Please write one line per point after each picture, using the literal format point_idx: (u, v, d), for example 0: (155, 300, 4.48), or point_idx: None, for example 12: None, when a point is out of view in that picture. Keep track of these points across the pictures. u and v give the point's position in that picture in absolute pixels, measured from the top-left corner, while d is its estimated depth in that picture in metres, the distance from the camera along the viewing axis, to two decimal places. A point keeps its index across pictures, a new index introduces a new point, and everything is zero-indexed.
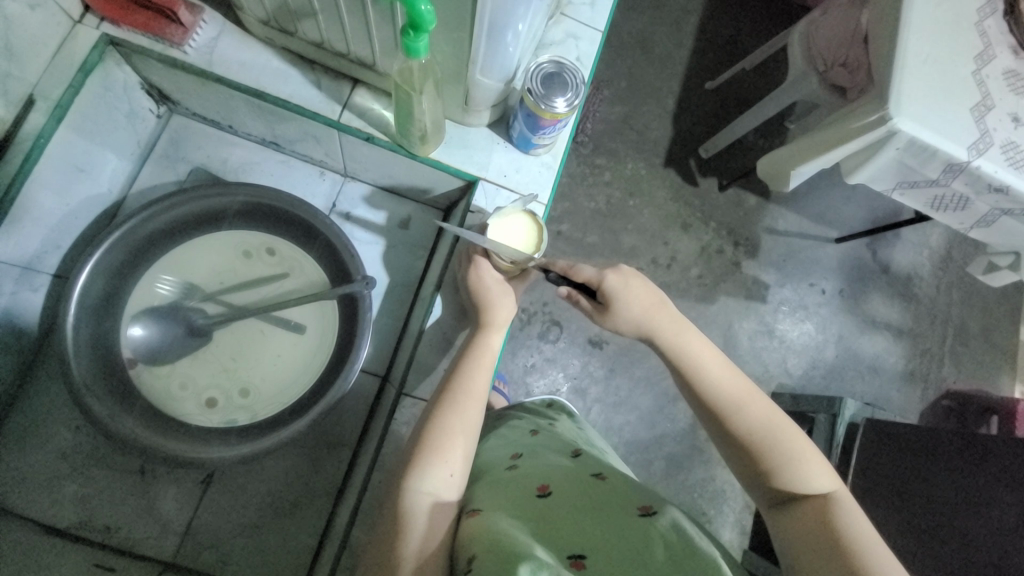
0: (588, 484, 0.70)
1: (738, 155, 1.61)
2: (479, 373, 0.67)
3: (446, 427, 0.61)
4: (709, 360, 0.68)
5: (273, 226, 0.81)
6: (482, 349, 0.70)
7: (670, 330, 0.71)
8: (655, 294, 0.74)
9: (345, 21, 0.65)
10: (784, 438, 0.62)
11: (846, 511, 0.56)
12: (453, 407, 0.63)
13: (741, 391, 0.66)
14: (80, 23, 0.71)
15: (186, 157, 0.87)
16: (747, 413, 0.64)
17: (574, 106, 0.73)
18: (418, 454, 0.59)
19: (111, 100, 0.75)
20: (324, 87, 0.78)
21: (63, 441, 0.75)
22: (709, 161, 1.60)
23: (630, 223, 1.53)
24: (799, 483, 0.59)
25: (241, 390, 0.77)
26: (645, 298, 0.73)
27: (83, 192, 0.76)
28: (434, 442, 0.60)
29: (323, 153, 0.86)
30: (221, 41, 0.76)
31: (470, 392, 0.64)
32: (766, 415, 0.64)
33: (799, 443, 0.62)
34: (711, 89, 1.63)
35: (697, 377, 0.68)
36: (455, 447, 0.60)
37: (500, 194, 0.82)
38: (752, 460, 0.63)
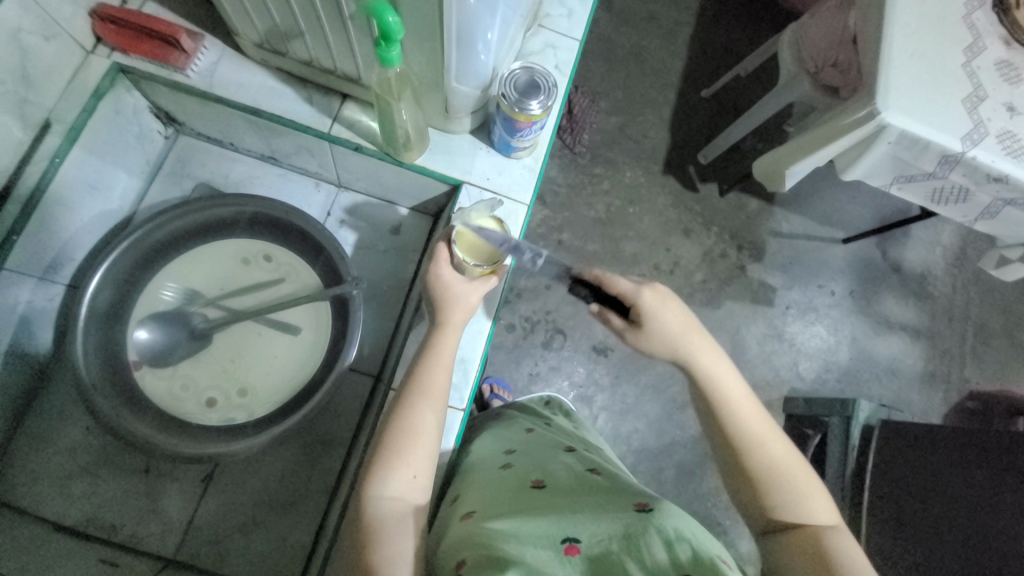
0: (581, 475, 0.70)
1: (736, 159, 1.62)
2: (438, 371, 0.66)
3: (405, 429, 0.61)
4: (738, 391, 0.65)
5: (270, 234, 0.85)
6: (438, 346, 0.69)
7: (702, 356, 0.67)
8: (688, 321, 0.69)
9: (329, 38, 0.70)
10: (799, 477, 0.60)
11: (849, 549, 0.55)
12: (411, 408, 0.62)
13: (764, 428, 0.63)
14: (93, 53, 0.77)
15: (192, 174, 0.93)
16: (765, 444, 0.62)
17: (548, 108, 0.76)
18: (381, 461, 0.59)
19: (122, 122, 0.81)
20: (315, 103, 0.83)
21: (75, 442, 0.79)
22: (708, 166, 1.62)
23: (631, 231, 1.55)
24: (802, 518, 0.58)
25: (239, 390, 0.81)
26: (681, 323, 0.68)
27: (96, 208, 0.82)
28: (393, 447, 0.60)
29: (317, 165, 0.91)
30: (221, 65, 0.82)
31: (427, 391, 0.64)
32: (783, 449, 0.62)
33: (811, 481, 0.61)
34: (706, 96, 1.66)
35: (723, 405, 0.64)
36: (418, 451, 0.60)
37: (482, 196, 0.86)
38: (755, 489, 0.61)
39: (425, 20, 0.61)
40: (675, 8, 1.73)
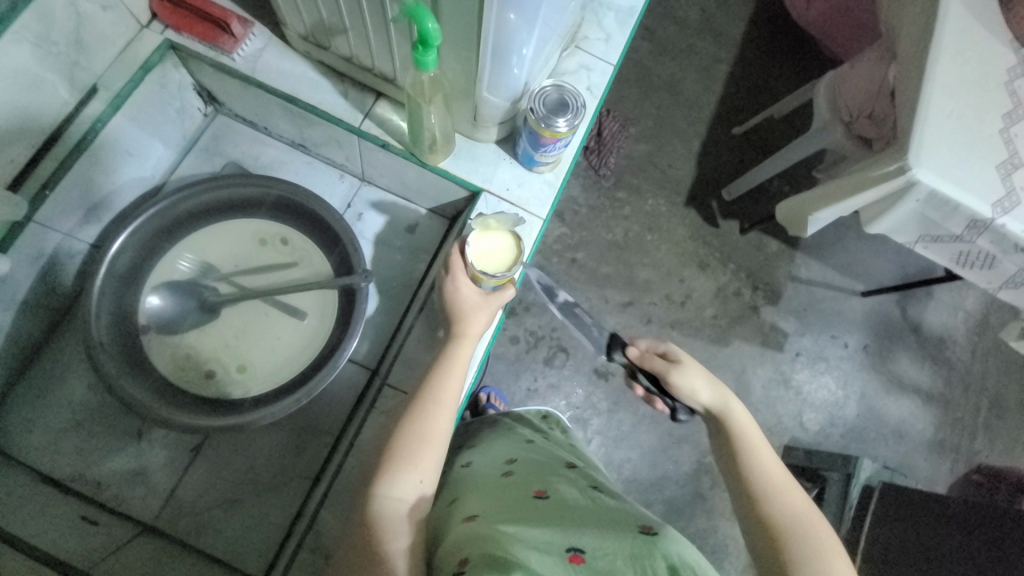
0: (586, 495, 0.67)
1: (760, 199, 1.62)
2: (452, 380, 0.69)
3: (416, 437, 0.63)
4: (757, 448, 0.67)
5: (290, 219, 0.87)
6: (455, 359, 0.71)
7: (718, 407, 0.71)
8: (723, 393, 0.71)
9: (370, 38, 0.73)
10: (823, 548, 0.57)
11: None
12: (425, 413, 0.65)
13: (783, 479, 0.63)
14: (146, 29, 0.81)
15: (223, 152, 0.96)
16: (782, 499, 0.62)
17: (574, 126, 0.77)
18: (389, 467, 0.61)
19: (166, 96, 0.85)
20: (349, 97, 0.85)
21: (75, 395, 0.81)
22: (732, 203, 1.61)
23: (647, 259, 1.54)
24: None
25: (238, 366, 0.82)
26: (705, 378, 0.73)
27: (129, 174, 0.85)
28: (404, 454, 0.61)
29: (344, 158, 0.93)
30: (266, 51, 0.85)
31: (441, 399, 0.66)
32: (805, 510, 0.61)
33: (838, 556, 0.57)
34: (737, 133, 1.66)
35: (742, 458, 0.66)
36: (427, 458, 0.62)
37: (500, 206, 0.86)
38: (775, 555, 0.58)
39: (463, 29, 0.63)
40: (714, 42, 1.74)
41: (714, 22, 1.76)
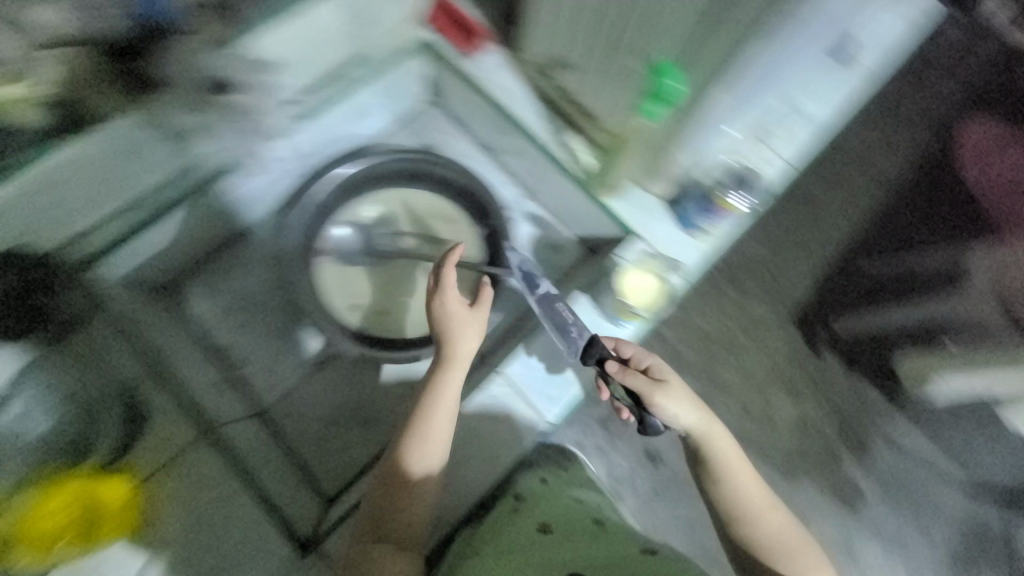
0: (612, 544, 0.72)
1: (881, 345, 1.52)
2: (441, 415, 0.74)
3: (398, 483, 0.72)
4: (777, 522, 0.79)
5: (462, 204, 0.99)
6: (438, 395, 0.74)
7: (747, 484, 0.79)
8: (707, 418, 0.80)
9: (596, 79, 0.86)
10: (803, 557, 0.78)
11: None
12: (408, 448, 0.73)
13: (794, 546, 0.78)
14: (413, 24, 0.98)
15: (424, 135, 1.10)
16: (786, 558, 0.77)
17: (742, 205, 0.88)
18: (386, 508, 0.71)
19: (407, 81, 1.01)
20: (550, 122, 0.97)
21: (241, 285, 0.94)
22: (850, 340, 1.49)
23: (733, 360, 1.45)
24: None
25: (378, 310, 0.93)
26: (732, 451, 0.81)
27: (354, 129, 1.01)
28: (390, 498, 0.72)
29: (522, 170, 1.05)
30: (496, 69, 1.00)
31: (427, 434, 0.73)
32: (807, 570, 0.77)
33: (809, 554, 0.78)
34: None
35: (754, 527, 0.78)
36: (417, 500, 0.72)
37: (648, 253, 0.90)
38: None
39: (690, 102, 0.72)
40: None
41: (896, 133, 1.52)
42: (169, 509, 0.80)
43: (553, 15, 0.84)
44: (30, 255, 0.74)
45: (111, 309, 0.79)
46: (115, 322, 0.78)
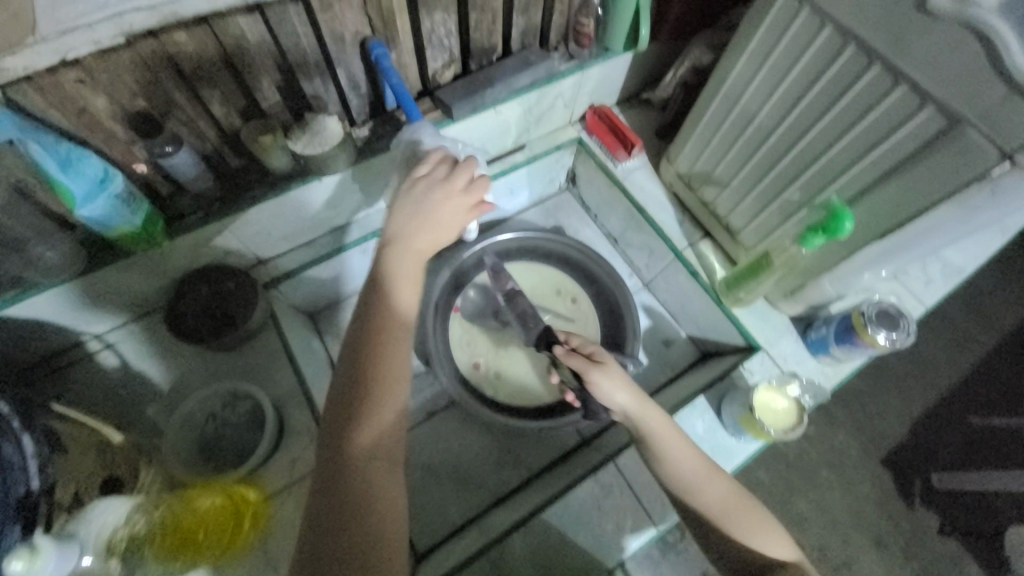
0: None
1: (972, 508, 1.45)
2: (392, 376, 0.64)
3: (373, 446, 0.59)
4: (679, 452, 0.71)
5: (587, 287, 1.07)
6: (388, 333, 0.64)
7: (671, 442, 0.72)
8: (627, 379, 0.76)
9: (744, 200, 0.89)
10: (735, 517, 0.69)
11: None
12: (343, 423, 0.60)
13: (700, 476, 0.71)
14: (571, 124, 1.10)
15: (557, 217, 1.20)
16: (701, 493, 0.70)
17: (892, 344, 0.80)
18: (336, 487, 0.57)
19: (554, 169, 1.14)
20: (684, 226, 1.03)
21: None
22: (933, 492, 1.46)
23: (815, 494, 1.45)
24: (755, 552, 0.67)
25: (496, 373, 0.98)
26: (632, 394, 0.74)
27: (501, 205, 1.14)
28: (350, 478, 0.57)
29: (644, 264, 1.11)
30: (638, 170, 1.08)
31: (367, 418, 0.60)
32: (724, 498, 0.70)
33: (752, 512, 0.70)
34: (973, 424, 1.52)
35: (681, 477, 0.70)
36: (387, 477, 0.59)
37: (773, 370, 0.90)
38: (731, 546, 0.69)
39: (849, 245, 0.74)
40: (978, 323, 1.63)
41: None
42: (280, 532, 0.72)
43: (715, 137, 0.88)
44: (227, 267, 0.85)
45: (278, 326, 0.89)
46: (279, 340, 0.88)
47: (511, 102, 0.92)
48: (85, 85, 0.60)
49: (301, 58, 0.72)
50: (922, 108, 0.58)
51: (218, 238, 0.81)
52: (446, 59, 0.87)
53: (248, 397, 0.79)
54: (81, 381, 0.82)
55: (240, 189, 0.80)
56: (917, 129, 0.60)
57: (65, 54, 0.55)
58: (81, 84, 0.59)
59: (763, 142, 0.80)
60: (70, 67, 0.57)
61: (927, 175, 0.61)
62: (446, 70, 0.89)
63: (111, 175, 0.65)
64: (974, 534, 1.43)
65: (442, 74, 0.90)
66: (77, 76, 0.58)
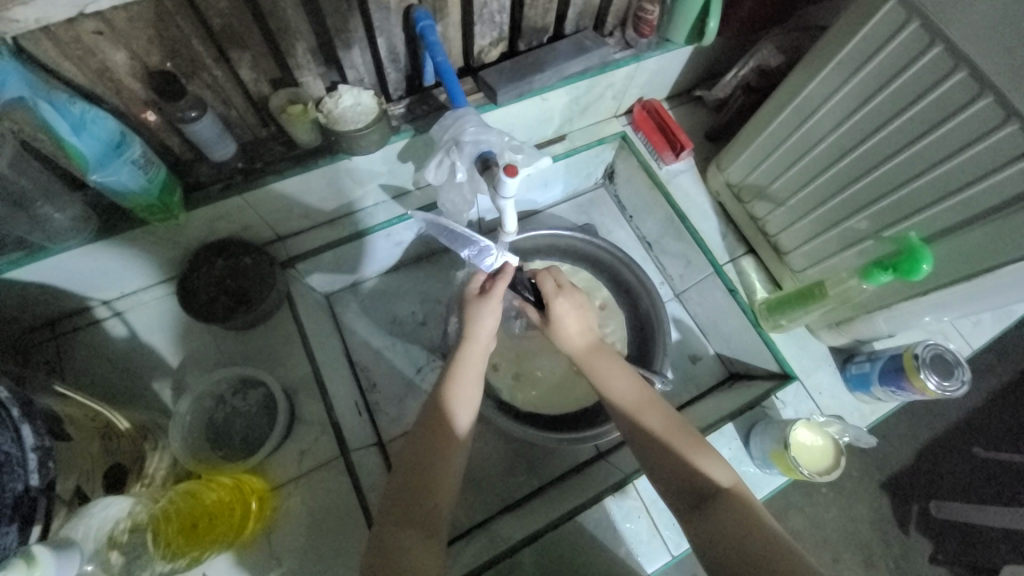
0: None
1: (979, 542, 1.31)
2: (463, 387, 0.67)
3: (439, 445, 0.62)
4: (623, 384, 0.70)
5: (616, 293, 1.02)
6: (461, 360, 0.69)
7: (610, 370, 0.72)
8: (586, 314, 0.77)
9: (799, 222, 0.83)
10: (681, 445, 0.63)
11: (753, 504, 0.56)
12: (437, 444, 0.62)
13: (640, 403, 0.67)
14: (615, 118, 1.03)
15: (590, 215, 1.15)
16: (645, 419, 0.66)
17: (943, 392, 0.76)
18: (410, 472, 0.60)
19: (593, 162, 1.07)
20: (727, 240, 0.97)
21: (397, 312, 1.01)
22: (935, 521, 1.32)
23: (810, 509, 1.34)
24: (697, 477, 0.59)
25: (513, 375, 0.93)
26: (579, 322, 0.76)
27: (533, 196, 1.08)
28: (429, 456, 0.61)
29: (678, 273, 1.05)
30: (683, 175, 1.01)
31: (448, 438, 0.63)
32: (666, 423, 0.65)
33: (698, 440, 0.64)
34: (981, 457, 1.36)
35: (617, 399, 0.69)
36: (451, 461, 0.62)
37: (806, 402, 0.86)
38: (677, 476, 0.60)
39: (919, 286, 0.69)
40: None
41: None
42: (286, 525, 0.69)
43: (775, 152, 0.82)
44: (245, 243, 0.81)
45: (293, 308, 0.86)
46: (295, 323, 0.84)
47: (559, 89, 0.84)
48: (105, 38, 0.55)
49: (341, 25, 0.66)
50: None
51: (237, 212, 0.75)
52: (495, 37, 0.80)
53: (259, 385, 0.77)
54: (88, 349, 0.80)
55: (266, 163, 0.74)
56: (1022, 175, 0.54)
57: (83, 9, 0.51)
58: (99, 36, 0.54)
59: (833, 165, 0.74)
60: (90, 18, 0.52)
61: None
62: (493, 49, 0.82)
63: (128, 140, 0.61)
64: (972, 569, 1.29)
65: (488, 53, 0.83)
66: (95, 28, 0.53)
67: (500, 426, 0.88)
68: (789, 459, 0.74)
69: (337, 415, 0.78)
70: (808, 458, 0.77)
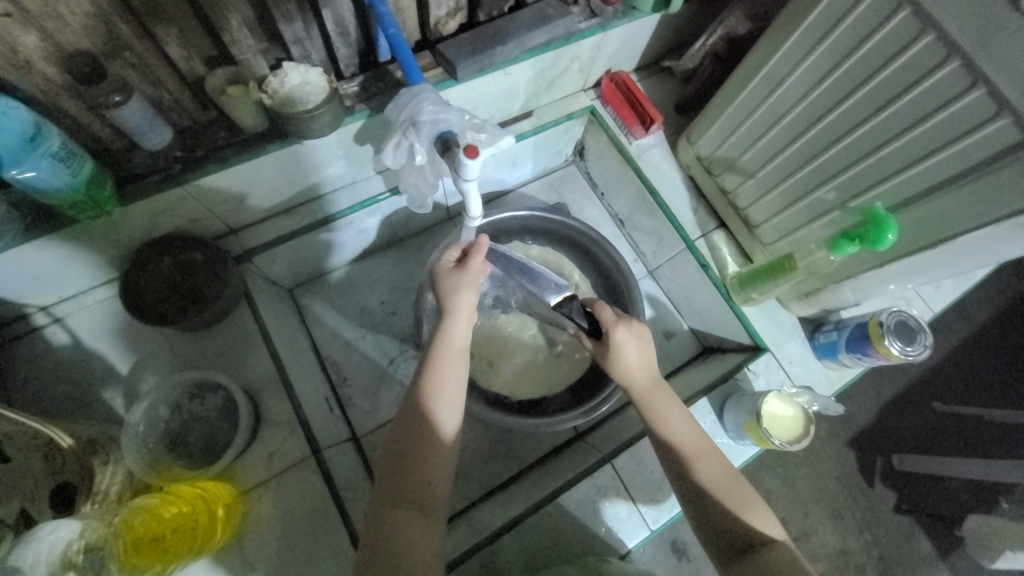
0: None
1: (935, 490, 1.39)
2: (447, 370, 0.64)
3: (422, 440, 0.59)
4: (682, 423, 0.67)
5: (590, 273, 1.01)
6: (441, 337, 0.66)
7: (670, 407, 0.68)
8: (649, 349, 0.72)
9: (768, 195, 0.83)
10: (733, 496, 0.61)
11: (797, 558, 0.56)
12: (417, 430, 0.60)
13: (699, 448, 0.65)
14: (582, 91, 0.99)
15: (561, 193, 1.12)
16: (700, 466, 0.63)
17: (906, 357, 0.78)
18: (390, 461, 0.59)
19: (561, 138, 1.04)
20: (698, 215, 0.96)
21: (366, 302, 0.97)
22: (896, 474, 1.39)
23: (782, 470, 1.39)
24: (747, 530, 0.58)
25: (488, 361, 0.92)
26: (641, 356, 0.71)
27: (501, 176, 1.04)
28: (412, 438, 0.59)
29: (650, 250, 1.05)
30: (654, 149, 0.98)
31: (429, 421, 0.61)
32: (721, 474, 0.63)
33: (751, 494, 0.62)
34: (937, 410, 1.43)
35: (674, 438, 0.66)
36: (432, 452, 0.59)
37: (777, 372, 0.88)
38: (726, 527, 0.60)
39: (885, 254, 0.70)
40: None
41: (999, 294, 1.52)
42: (258, 528, 0.66)
43: (744, 123, 0.81)
44: (192, 238, 0.76)
45: (253, 304, 0.81)
46: (255, 320, 0.80)
47: (523, 62, 0.80)
48: (14, 20, 0.49)
49: None
50: (997, 117, 0.52)
51: (181, 205, 0.70)
52: (452, 6, 0.75)
53: (219, 388, 0.74)
54: (29, 360, 0.74)
55: (209, 150, 0.68)
56: (984, 142, 0.54)
57: None
58: (5, 17, 0.48)
59: (803, 135, 0.72)
60: None
61: (988, 190, 0.55)
62: (450, 20, 0.77)
63: (45, 131, 0.55)
64: (930, 516, 1.37)
65: (446, 25, 0.78)
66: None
67: (476, 414, 0.87)
68: (760, 430, 0.75)
69: (306, 413, 0.75)
70: (778, 425, 0.78)
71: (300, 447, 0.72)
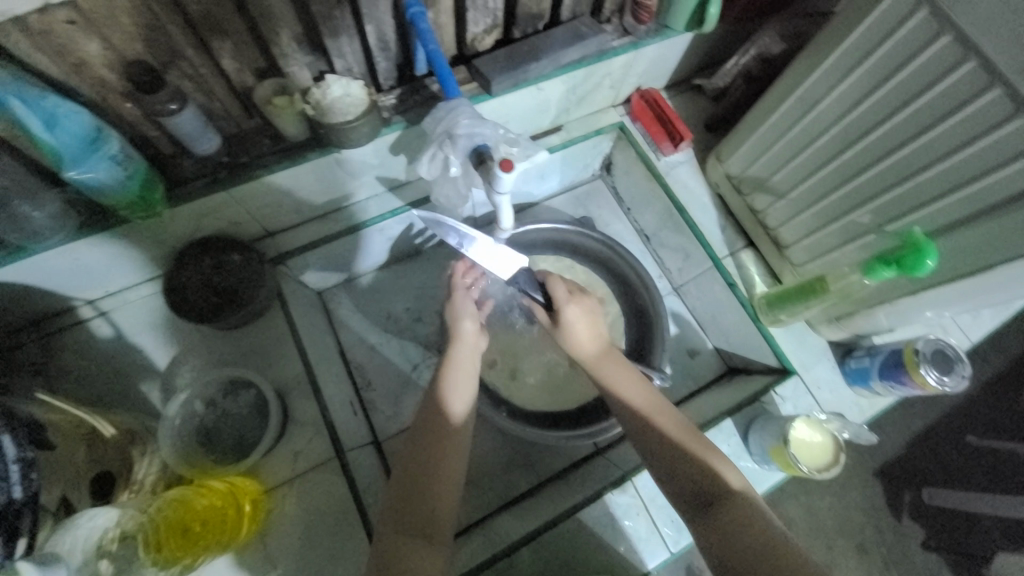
0: None
1: (969, 528, 1.33)
2: (456, 387, 0.66)
3: (440, 451, 0.60)
4: (634, 390, 0.68)
5: (614, 287, 1.01)
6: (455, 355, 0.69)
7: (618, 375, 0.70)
8: (597, 320, 0.75)
9: (800, 215, 0.82)
10: (694, 448, 0.62)
11: (761, 505, 0.57)
12: (432, 452, 0.60)
13: (652, 409, 0.66)
14: (612, 107, 1.00)
15: (587, 207, 1.13)
16: (658, 424, 0.65)
17: (942, 387, 0.75)
18: (405, 481, 0.59)
19: (590, 153, 1.05)
20: (726, 233, 0.95)
21: (391, 308, 0.99)
22: (926, 508, 1.33)
23: (806, 498, 1.34)
24: (710, 483, 0.59)
25: (510, 372, 0.92)
26: (589, 328, 0.74)
27: (529, 189, 1.06)
28: (427, 459, 0.60)
29: (676, 267, 1.04)
30: (682, 166, 0.98)
31: (445, 440, 0.61)
32: (680, 429, 0.64)
33: (709, 444, 0.63)
34: (971, 444, 1.37)
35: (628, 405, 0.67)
36: (448, 465, 0.60)
37: (806, 396, 0.86)
38: (692, 483, 0.60)
39: (922, 280, 0.68)
40: None
41: None
42: (281, 528, 0.68)
43: (777, 143, 0.80)
44: (232, 240, 0.79)
45: (284, 306, 0.84)
46: (286, 321, 0.82)
47: (556, 79, 0.82)
48: (77, 27, 0.52)
49: (327, 13, 0.63)
50: None
51: (223, 207, 0.73)
52: (489, 23, 0.77)
53: (251, 386, 0.76)
54: (73, 351, 0.78)
55: (252, 157, 0.71)
56: None
57: None
58: (73, 27, 0.51)
59: (837, 157, 0.72)
60: (62, 7, 0.49)
61: None
62: (487, 36, 0.79)
63: (105, 135, 0.58)
64: (963, 555, 1.30)
65: (482, 41, 0.80)
66: (68, 17, 0.50)
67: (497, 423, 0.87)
68: (786, 454, 0.74)
69: (331, 415, 0.76)
70: (805, 450, 0.76)
71: (325, 450, 0.73)
